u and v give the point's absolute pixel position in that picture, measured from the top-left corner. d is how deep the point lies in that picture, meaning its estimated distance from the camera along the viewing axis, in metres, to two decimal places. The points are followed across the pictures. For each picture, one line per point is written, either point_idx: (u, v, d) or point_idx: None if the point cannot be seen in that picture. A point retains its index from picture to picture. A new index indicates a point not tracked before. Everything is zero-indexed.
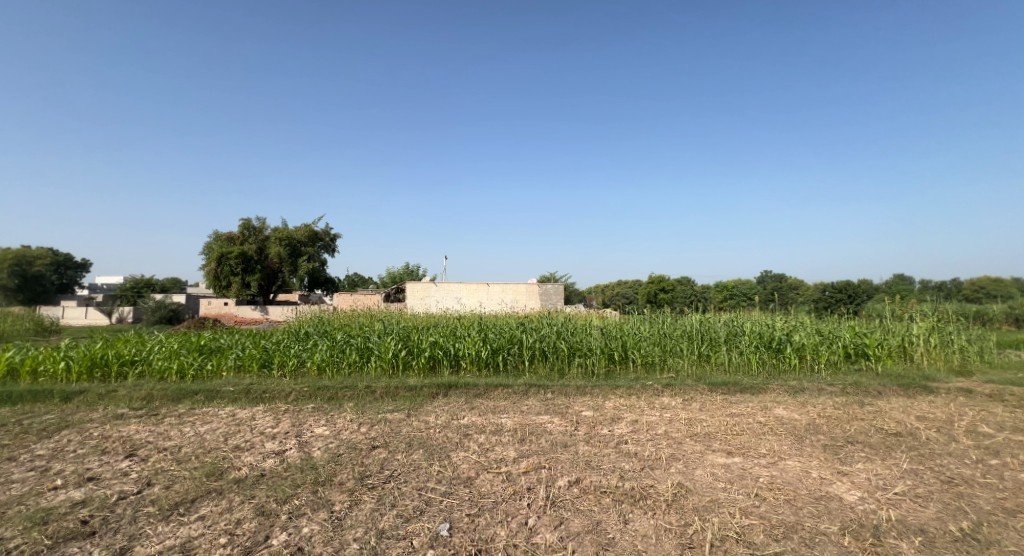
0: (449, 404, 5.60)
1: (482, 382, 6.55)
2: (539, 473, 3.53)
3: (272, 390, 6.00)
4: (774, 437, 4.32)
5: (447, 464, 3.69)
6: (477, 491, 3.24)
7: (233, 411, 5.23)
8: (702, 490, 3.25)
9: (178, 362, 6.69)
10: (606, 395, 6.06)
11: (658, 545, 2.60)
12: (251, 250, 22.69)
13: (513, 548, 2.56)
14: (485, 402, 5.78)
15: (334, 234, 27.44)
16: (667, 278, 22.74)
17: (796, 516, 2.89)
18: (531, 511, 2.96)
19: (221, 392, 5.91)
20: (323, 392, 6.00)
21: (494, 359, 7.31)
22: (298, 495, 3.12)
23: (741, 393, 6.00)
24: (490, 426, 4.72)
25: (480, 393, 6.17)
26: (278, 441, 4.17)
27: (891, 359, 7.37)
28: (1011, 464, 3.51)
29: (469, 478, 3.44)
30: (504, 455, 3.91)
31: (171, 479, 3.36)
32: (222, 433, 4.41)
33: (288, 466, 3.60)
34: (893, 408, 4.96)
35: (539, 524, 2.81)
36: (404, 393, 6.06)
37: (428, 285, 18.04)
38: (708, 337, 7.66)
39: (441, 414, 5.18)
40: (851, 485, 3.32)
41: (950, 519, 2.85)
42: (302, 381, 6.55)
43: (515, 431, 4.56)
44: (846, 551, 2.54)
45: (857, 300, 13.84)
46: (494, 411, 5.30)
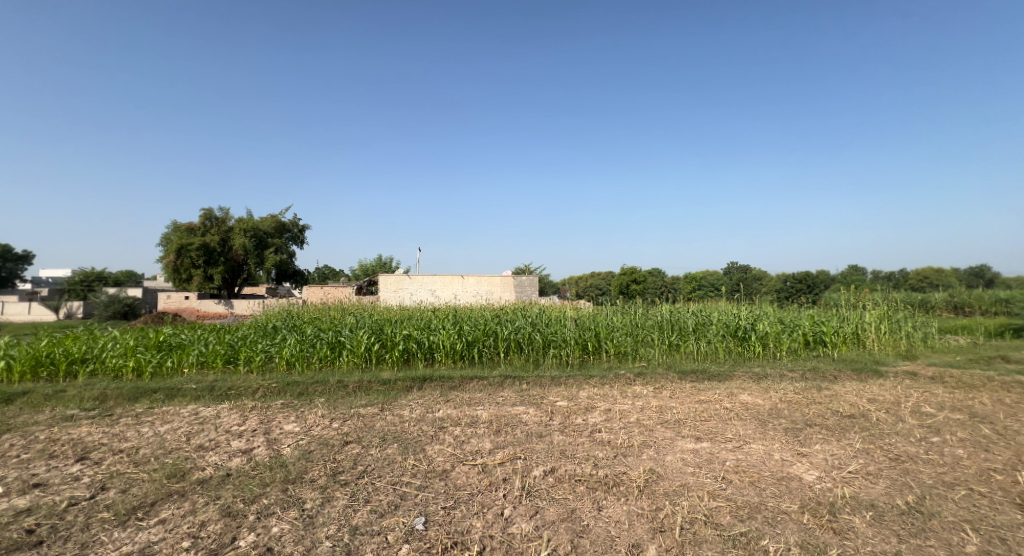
0: (424, 397, 5.61)
1: (456, 374, 6.60)
2: (514, 464, 3.60)
3: (239, 387, 5.88)
4: (740, 422, 4.51)
5: (423, 457, 3.72)
6: (453, 483, 3.29)
7: (195, 409, 5.10)
8: (673, 476, 3.38)
9: (134, 359, 6.46)
10: (580, 385, 6.18)
11: (631, 530, 2.70)
12: (214, 242, 21.93)
13: (489, 539, 2.62)
14: (460, 394, 5.82)
15: (302, 226, 26.80)
16: (638, 269, 23.17)
17: (760, 496, 3.05)
18: (507, 502, 3.02)
19: (182, 390, 5.75)
20: (293, 387, 5.92)
21: (469, 351, 7.35)
22: (267, 494, 3.09)
23: (709, 380, 6.21)
24: (465, 418, 4.77)
25: (455, 385, 6.20)
26: (245, 440, 4.10)
27: (846, 346, 7.78)
28: (952, 440, 3.78)
29: (445, 471, 3.48)
30: (480, 447, 3.96)
31: (128, 483, 3.27)
32: (185, 433, 4.31)
33: (256, 465, 3.55)
34: (847, 391, 5.25)
35: (515, 514, 2.88)
36: (378, 387, 6.04)
37: (402, 277, 17.86)
38: (677, 327, 7.88)
39: (416, 407, 5.20)
40: (810, 465, 3.52)
41: (898, 494, 3.06)
42: (270, 377, 6.44)
43: (491, 422, 4.62)
44: (804, 528, 2.70)
45: (815, 289, 14.49)
46: (469, 404, 5.34)
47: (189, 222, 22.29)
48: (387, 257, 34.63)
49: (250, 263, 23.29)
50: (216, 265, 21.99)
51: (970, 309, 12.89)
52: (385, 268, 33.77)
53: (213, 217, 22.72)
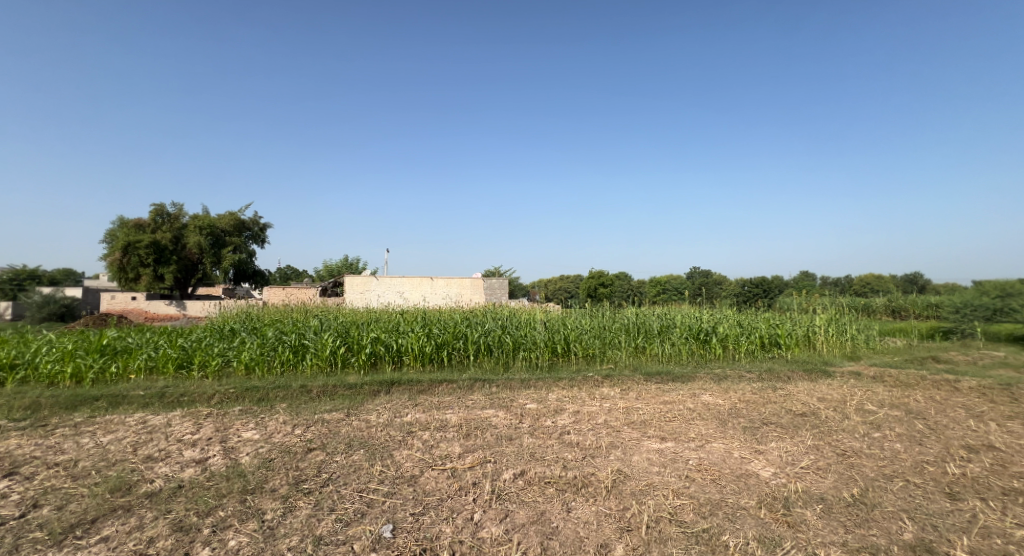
0: (391, 402, 5.57)
1: (425, 378, 6.58)
2: (484, 467, 3.63)
3: (192, 393, 5.68)
4: (702, 422, 4.69)
5: (391, 463, 3.70)
6: (422, 489, 3.29)
7: (143, 417, 4.89)
8: (639, 475, 3.50)
9: (73, 364, 6.15)
10: (549, 388, 6.26)
11: (599, 530, 2.78)
12: (166, 240, 21.02)
13: (459, 545, 2.65)
14: (429, 398, 5.80)
15: (263, 225, 26.04)
16: (606, 273, 23.57)
17: (721, 494, 3.19)
18: (477, 506, 3.05)
19: (129, 398, 5.50)
20: (252, 392, 5.76)
21: (438, 354, 7.33)
22: (224, 506, 3.01)
23: (673, 382, 6.41)
24: (434, 422, 4.76)
25: (424, 389, 6.18)
26: (199, 449, 3.98)
27: (798, 347, 8.20)
28: (892, 435, 4.05)
29: (413, 477, 3.48)
30: (449, 451, 3.97)
31: (66, 499, 3.12)
32: (131, 443, 4.13)
33: (211, 475, 3.45)
34: (799, 391, 5.54)
35: (485, 518, 2.91)
36: (343, 392, 5.95)
37: (368, 278, 17.65)
38: (643, 330, 8.10)
39: (383, 412, 5.15)
40: (766, 461, 3.70)
41: (845, 486, 3.26)
42: (228, 382, 6.24)
43: (460, 426, 4.62)
44: (761, 523, 2.84)
45: (770, 294, 15.15)
46: (438, 407, 5.33)
47: (138, 219, 21.28)
48: (354, 258, 34.02)
49: (207, 264, 22.42)
50: (167, 265, 21.08)
51: (906, 313, 13.73)
52: (351, 270, 33.16)
53: (165, 213, 21.76)
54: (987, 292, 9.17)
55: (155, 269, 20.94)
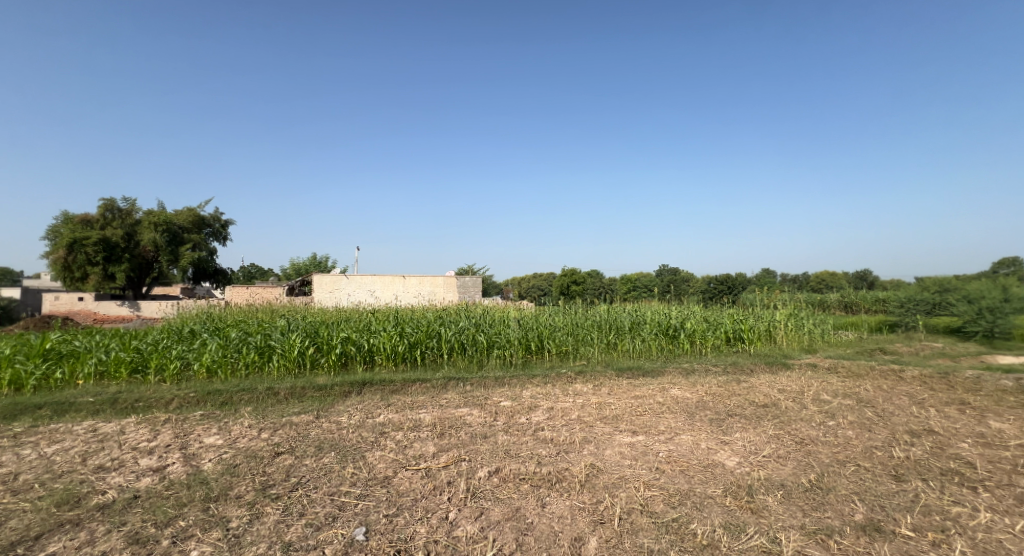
0: (363, 403, 5.53)
1: (398, 378, 6.55)
2: (459, 466, 3.67)
3: (148, 398, 5.50)
4: (671, 415, 4.86)
5: (363, 465, 3.70)
6: (395, 490, 3.31)
7: (94, 425, 4.71)
8: (612, 469, 3.61)
9: (14, 370, 5.85)
10: (523, 385, 6.34)
11: (573, 524, 2.86)
12: (116, 236, 20.10)
13: (434, 544, 2.68)
14: (403, 397, 5.79)
15: (224, 222, 25.23)
16: (578, 270, 23.86)
17: (689, 484, 3.33)
18: (452, 505, 3.09)
19: (77, 405, 5.26)
20: (215, 396, 5.63)
21: (411, 353, 7.30)
22: (185, 515, 2.95)
23: (643, 377, 6.59)
24: (407, 422, 4.76)
25: (397, 389, 6.16)
26: (156, 456, 3.87)
27: (760, 341, 8.57)
28: (845, 423, 4.30)
29: (387, 477, 3.49)
30: (423, 451, 3.98)
31: (7, 514, 2.98)
32: (80, 453, 3.98)
33: (170, 484, 3.36)
34: (762, 383, 5.81)
35: (460, 516, 2.96)
36: (313, 393, 5.88)
37: (339, 277, 17.38)
38: (615, 326, 8.28)
39: (354, 413, 5.12)
40: (731, 451, 3.88)
41: (803, 473, 3.46)
42: (188, 386, 6.06)
43: (434, 426, 4.64)
44: (727, 510, 2.99)
45: (735, 290, 15.69)
46: (412, 407, 5.33)
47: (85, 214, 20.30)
48: (323, 256, 33.30)
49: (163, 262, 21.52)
50: (118, 262, 20.16)
51: (857, 307, 14.48)
52: (320, 268, 32.43)
53: (115, 208, 20.85)
54: (928, 288, 9.79)
55: (105, 267, 19.96)
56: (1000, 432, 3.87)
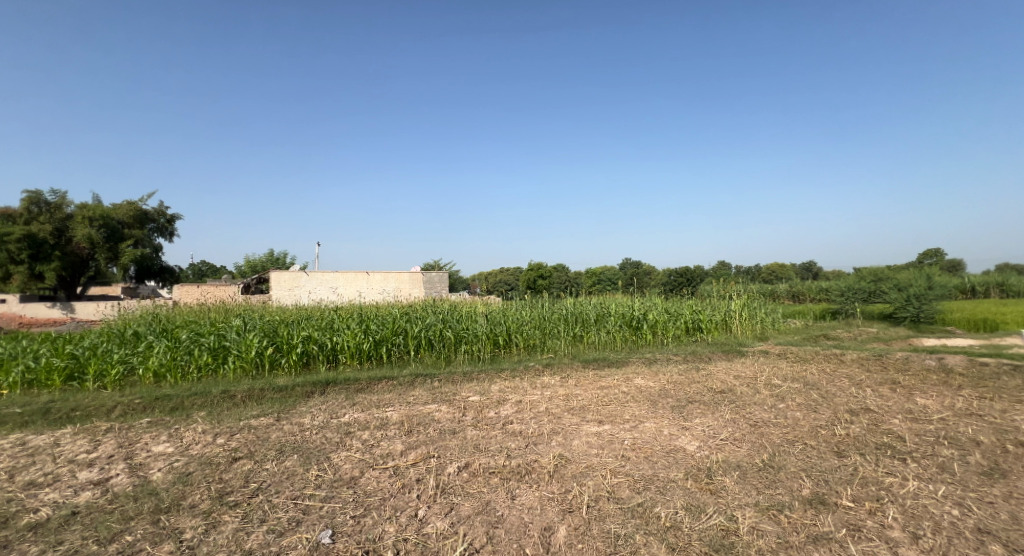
0: (327, 403, 5.46)
1: (364, 376, 6.49)
2: (427, 463, 3.70)
3: (86, 407, 5.23)
4: (635, 404, 5.04)
5: (328, 466, 3.67)
6: (362, 490, 3.31)
7: (26, 438, 4.44)
8: (580, 458, 3.73)
9: None
10: (491, 379, 6.41)
11: (543, 514, 2.96)
12: (45, 233, 18.75)
13: (403, 543, 2.70)
14: (369, 396, 5.75)
15: (169, 217, 23.96)
16: (544, 264, 24.08)
17: (653, 469, 3.49)
18: (421, 502, 3.12)
19: (3, 417, 4.94)
20: (163, 402, 5.42)
21: (377, 351, 7.23)
22: (132, 529, 2.85)
23: (608, 367, 6.79)
24: (374, 421, 4.75)
25: (362, 387, 6.10)
26: (98, 468, 3.71)
27: (717, 331, 8.97)
28: (793, 405, 4.59)
29: (353, 478, 3.48)
30: (391, 449, 3.99)
31: None
32: (8, 469, 3.76)
33: (113, 497, 3.24)
34: (719, 370, 6.11)
35: (429, 513, 2.99)
36: (272, 395, 5.74)
37: (299, 274, 16.91)
38: (581, 319, 8.47)
39: (318, 414, 5.05)
40: (692, 436, 4.08)
41: (757, 453, 3.68)
42: (133, 392, 5.80)
43: (402, 423, 4.65)
44: (688, 493, 3.16)
45: (693, 282, 16.29)
46: (379, 405, 5.31)
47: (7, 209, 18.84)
48: (281, 253, 32.20)
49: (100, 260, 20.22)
50: (48, 261, 18.83)
51: (804, 297, 15.35)
52: (277, 265, 31.35)
53: (42, 202, 19.41)
54: (863, 278, 10.50)
55: (32, 266, 18.60)
56: (926, 407, 4.24)
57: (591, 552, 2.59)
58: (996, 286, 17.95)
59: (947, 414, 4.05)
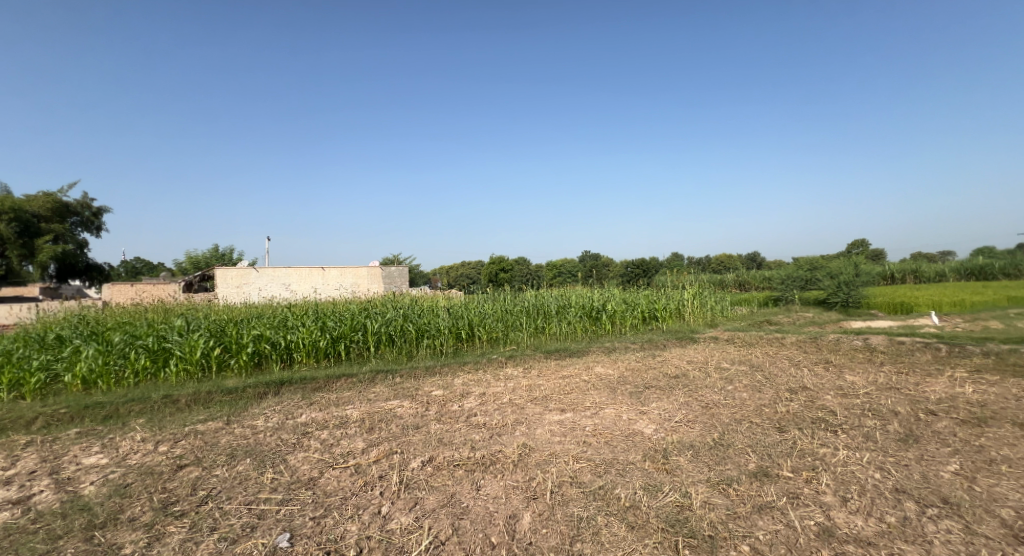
0: (281, 403, 5.35)
1: (321, 375, 6.39)
2: (390, 459, 3.73)
3: (4, 420, 4.89)
4: (595, 391, 5.25)
5: (285, 469, 3.64)
6: (322, 491, 3.30)
7: None
8: (543, 446, 3.87)
9: None
10: (454, 373, 6.47)
11: (507, 502, 3.06)
12: None
13: (367, 540, 2.73)
14: (328, 394, 5.68)
15: (93, 209, 22.26)
16: (505, 257, 24.22)
17: (613, 453, 3.68)
18: (384, 499, 3.16)
19: None
20: (94, 410, 5.14)
21: (334, 349, 7.11)
22: (64, 548, 2.73)
23: (569, 357, 6.99)
24: (333, 420, 4.71)
25: (320, 386, 6.01)
26: (21, 486, 3.50)
27: (671, 319, 9.39)
28: (740, 386, 4.92)
29: (312, 479, 3.47)
30: (352, 447, 3.99)
31: None
32: None
33: (38, 516, 3.07)
34: (674, 356, 6.43)
35: (393, 509, 3.03)
36: (221, 398, 5.57)
37: (247, 270, 16.24)
38: (542, 311, 8.64)
39: (272, 415, 4.95)
40: (649, 420, 4.30)
41: (708, 432, 3.94)
42: (59, 401, 5.47)
43: (363, 421, 4.64)
44: (646, 473, 3.35)
45: (649, 273, 16.88)
46: (338, 404, 5.26)
47: None
48: (228, 249, 30.70)
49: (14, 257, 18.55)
50: None
51: (750, 285, 16.24)
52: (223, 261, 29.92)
53: None
54: (801, 266, 11.12)
55: None
56: (854, 383, 4.66)
57: (555, 535, 2.71)
58: (913, 273, 19.66)
59: (872, 389, 4.47)
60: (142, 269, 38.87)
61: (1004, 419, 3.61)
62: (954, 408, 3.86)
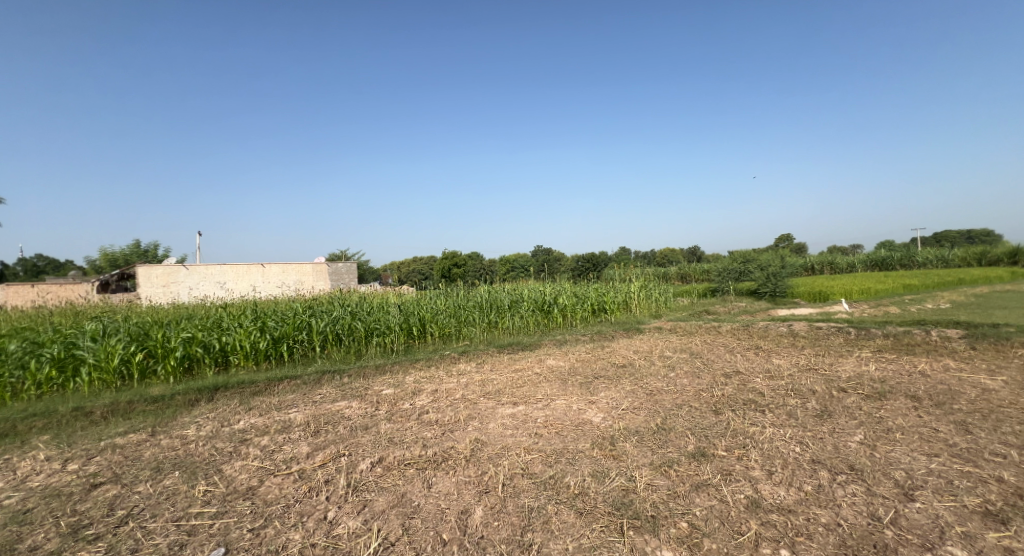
0: (216, 410, 5.11)
1: (261, 378, 6.14)
2: (337, 462, 3.68)
3: None
4: (547, 383, 5.40)
5: (219, 480, 3.50)
6: (262, 500, 3.21)
7: None
8: (495, 440, 3.95)
9: None
10: (406, 370, 6.43)
11: (459, 498, 3.12)
12: None
13: (312, 547, 2.69)
14: (270, 398, 5.48)
15: None
16: (458, 253, 24.15)
17: (563, 442, 3.82)
18: (331, 504, 3.12)
19: None
20: None
21: (276, 350, 6.85)
22: None
23: (522, 351, 7.12)
24: (275, 425, 4.58)
25: (260, 390, 5.79)
26: None
27: (619, 311, 9.76)
28: (681, 373, 5.23)
29: (251, 489, 3.36)
30: (296, 453, 3.90)
31: None
32: None
33: None
34: (621, 346, 6.71)
35: (340, 514, 3.00)
36: (143, 407, 5.24)
37: (174, 268, 15.29)
38: (495, 305, 8.71)
39: (205, 424, 4.72)
40: (597, 408, 4.49)
41: (652, 418, 4.17)
42: None
43: (308, 424, 4.54)
44: (594, 460, 3.52)
45: (598, 266, 17.41)
46: (281, 408, 5.10)
47: None
48: (151, 244, 28.54)
49: None
50: None
51: (691, 277, 17.14)
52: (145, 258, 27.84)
53: None
54: (735, 259, 11.87)
55: None
56: (780, 366, 5.08)
57: (506, 527, 2.80)
58: (829, 265, 21.62)
59: (795, 370, 4.89)
60: (48, 269, 35.27)
61: (901, 392, 4.09)
62: (861, 385, 4.31)
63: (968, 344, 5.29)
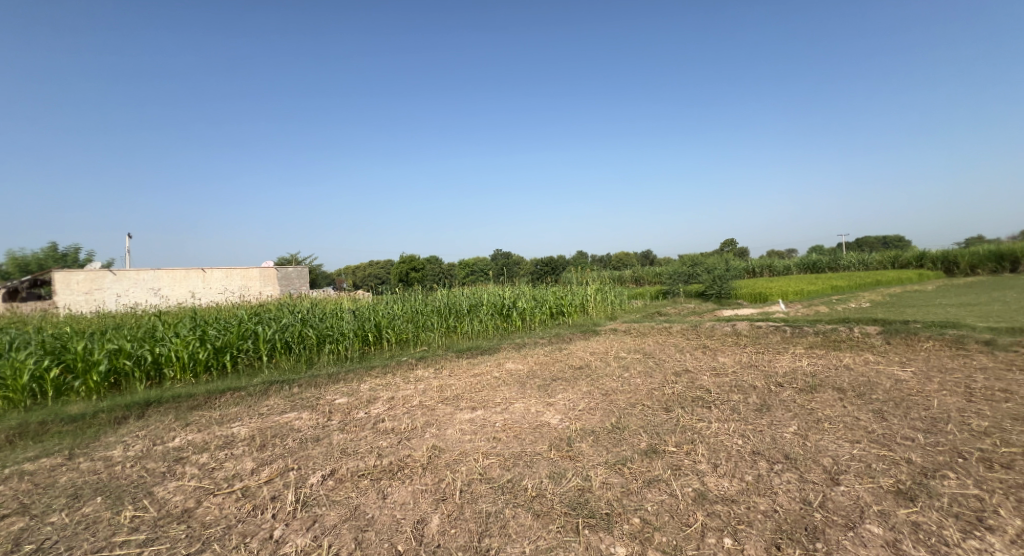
0: (146, 428, 4.82)
1: (200, 391, 5.86)
2: (285, 477, 3.58)
3: None
4: (506, 386, 5.45)
5: (149, 504, 3.32)
6: (200, 522, 3.08)
7: None
8: (453, 446, 3.96)
9: None
10: (361, 378, 6.31)
11: (415, 507, 3.11)
12: None
13: None
14: (211, 412, 5.24)
15: None
16: (416, 255, 23.86)
17: (521, 446, 3.88)
18: (278, 522, 3.04)
19: None
20: None
21: (217, 360, 6.55)
22: None
23: (481, 355, 7.16)
24: (217, 440, 4.39)
25: (199, 404, 5.51)
26: None
27: (576, 314, 9.99)
28: (635, 373, 5.43)
29: (187, 511, 3.22)
30: (239, 470, 3.76)
31: None
32: None
33: None
34: (578, 348, 6.88)
35: (288, 532, 2.93)
36: (59, 428, 4.87)
37: (100, 273, 14.34)
38: (453, 309, 8.71)
39: (134, 443, 4.45)
40: (555, 410, 4.59)
41: (607, 418, 4.31)
42: None
43: (254, 438, 4.38)
44: (551, 461, 3.60)
45: (557, 270, 17.70)
46: (223, 422, 4.89)
47: None
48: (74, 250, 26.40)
49: None
50: None
51: (645, 279, 17.76)
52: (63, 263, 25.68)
53: None
54: (685, 263, 12.43)
55: None
56: (726, 363, 5.37)
57: (463, 534, 2.82)
58: (767, 267, 23.07)
59: (739, 367, 5.19)
60: None
61: (831, 386, 4.42)
62: (796, 380, 4.63)
63: (885, 339, 5.79)
